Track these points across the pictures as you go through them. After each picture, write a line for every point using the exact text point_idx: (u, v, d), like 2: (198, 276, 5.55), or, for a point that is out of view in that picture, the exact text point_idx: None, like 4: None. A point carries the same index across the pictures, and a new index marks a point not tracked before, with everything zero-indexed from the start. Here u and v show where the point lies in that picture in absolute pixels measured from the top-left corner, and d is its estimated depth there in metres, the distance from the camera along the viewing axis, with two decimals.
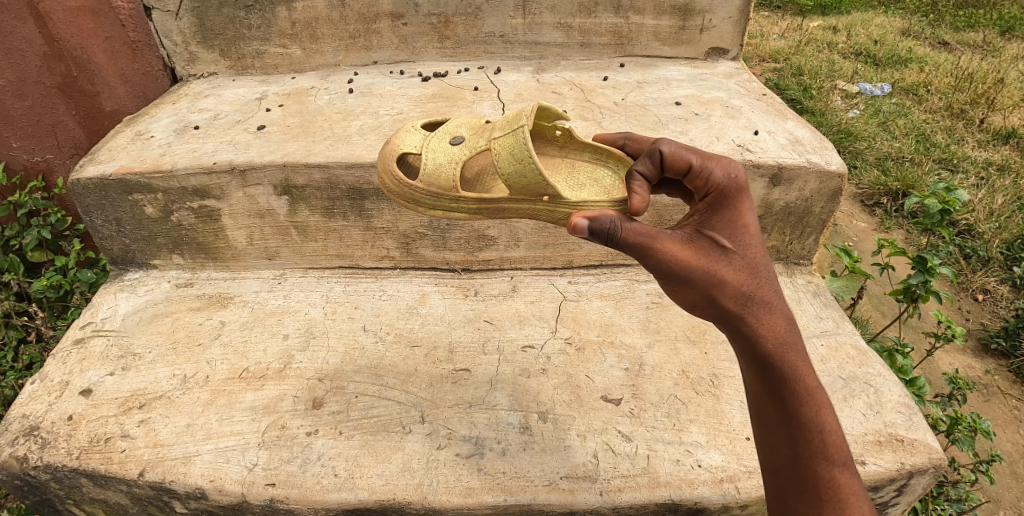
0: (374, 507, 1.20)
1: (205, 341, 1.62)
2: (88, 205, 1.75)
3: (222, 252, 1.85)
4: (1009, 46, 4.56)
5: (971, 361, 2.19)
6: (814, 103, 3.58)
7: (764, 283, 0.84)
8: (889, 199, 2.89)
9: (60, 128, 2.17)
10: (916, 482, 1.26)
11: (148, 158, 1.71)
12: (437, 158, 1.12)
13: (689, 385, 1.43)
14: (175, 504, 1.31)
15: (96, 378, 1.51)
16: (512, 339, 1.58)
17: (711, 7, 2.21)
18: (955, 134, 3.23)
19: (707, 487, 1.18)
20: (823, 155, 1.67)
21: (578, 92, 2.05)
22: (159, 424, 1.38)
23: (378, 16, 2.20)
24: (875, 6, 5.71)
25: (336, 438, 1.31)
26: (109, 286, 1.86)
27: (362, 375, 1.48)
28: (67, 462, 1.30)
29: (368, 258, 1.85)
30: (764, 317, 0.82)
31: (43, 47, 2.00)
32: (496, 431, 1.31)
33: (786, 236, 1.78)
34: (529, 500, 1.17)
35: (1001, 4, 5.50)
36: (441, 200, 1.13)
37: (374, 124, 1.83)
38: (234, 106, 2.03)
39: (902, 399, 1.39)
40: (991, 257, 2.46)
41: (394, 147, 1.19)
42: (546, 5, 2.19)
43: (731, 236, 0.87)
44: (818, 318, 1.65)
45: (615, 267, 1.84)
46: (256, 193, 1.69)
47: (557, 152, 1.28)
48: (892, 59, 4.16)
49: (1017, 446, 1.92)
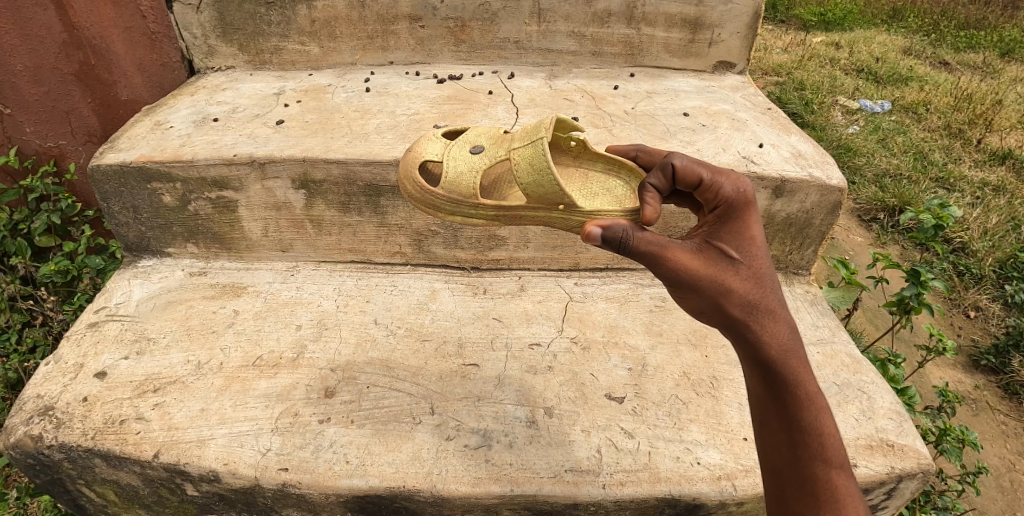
0: (384, 493, 1.24)
1: (219, 329, 1.65)
2: (106, 191, 1.78)
3: (237, 242, 1.89)
4: (1008, 68, 4.66)
5: (961, 376, 2.25)
6: (815, 118, 3.66)
7: (769, 292, 0.89)
8: (886, 215, 2.95)
9: (74, 115, 2.20)
10: (905, 486, 1.31)
11: (169, 148, 1.75)
12: (458, 167, 1.17)
13: (690, 386, 1.48)
14: (187, 486, 1.35)
15: (111, 361, 1.55)
16: (520, 336, 1.63)
17: (721, 22, 2.27)
18: (952, 153, 3.30)
19: (706, 483, 1.23)
20: (825, 170, 1.73)
21: (589, 99, 2.11)
22: (173, 407, 1.41)
23: (396, 17, 2.25)
24: (878, 24, 5.81)
25: (347, 426, 1.35)
26: (123, 271, 1.90)
27: (373, 367, 1.52)
28: (82, 442, 1.33)
29: (380, 254, 1.89)
30: (768, 324, 0.86)
31: (62, 34, 2.03)
32: (504, 424, 1.36)
33: (786, 246, 1.83)
34: (535, 491, 1.22)
35: (1002, 26, 5.60)
36: (460, 207, 1.17)
37: (391, 123, 1.88)
38: (253, 100, 2.07)
39: (893, 407, 1.45)
40: (984, 275, 2.52)
41: (416, 155, 1.23)
42: (560, 14, 2.25)
43: (739, 247, 0.92)
44: (815, 326, 1.70)
45: (620, 271, 1.89)
46: (273, 186, 1.73)
47: (572, 162, 1.33)
48: (893, 77, 4.24)
49: (1003, 459, 1.97)
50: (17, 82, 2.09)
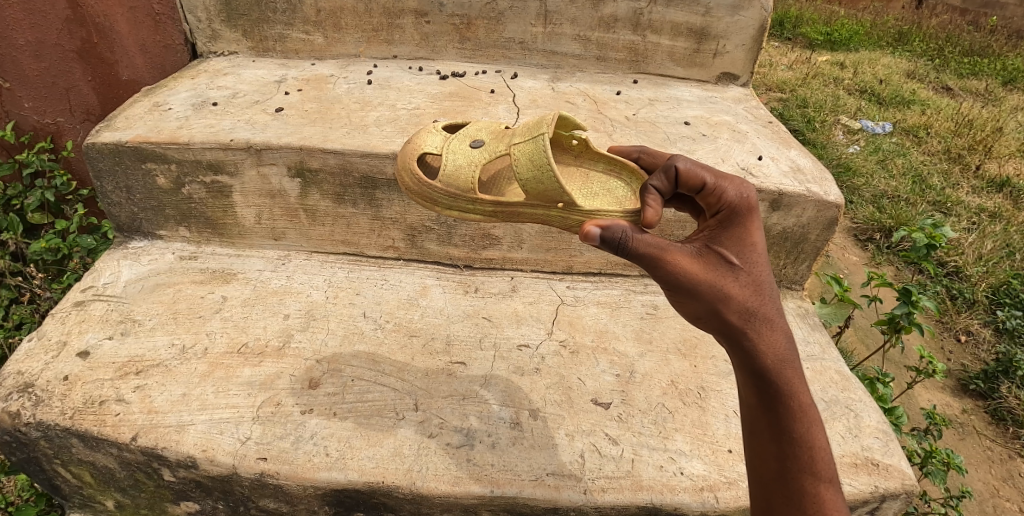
0: (362, 488, 1.23)
1: (206, 314, 1.64)
2: (100, 169, 1.76)
3: (229, 228, 1.87)
4: (1009, 97, 4.69)
5: (949, 399, 2.25)
6: (816, 135, 3.68)
7: (768, 301, 0.88)
8: (882, 235, 2.96)
9: (74, 92, 2.19)
10: (888, 506, 1.31)
11: (165, 129, 1.74)
12: (457, 160, 1.15)
13: (677, 395, 1.47)
14: (164, 471, 1.33)
15: (95, 341, 1.53)
16: (509, 337, 1.62)
17: (726, 33, 2.27)
18: (951, 178, 3.31)
19: (688, 494, 1.22)
20: (822, 186, 1.72)
21: (591, 103, 2.10)
22: (155, 391, 1.39)
23: (403, 12, 2.25)
24: (883, 46, 5.83)
25: (329, 418, 1.34)
26: (112, 252, 1.88)
27: (359, 360, 1.51)
28: (60, 421, 1.31)
29: (374, 247, 1.88)
30: (765, 333, 0.86)
31: (66, 11, 2.02)
32: (488, 424, 1.35)
33: (781, 260, 1.83)
34: (515, 493, 1.21)
35: (1005, 55, 5.64)
36: (457, 201, 1.15)
37: (391, 116, 1.87)
38: (254, 87, 2.06)
39: (880, 426, 1.44)
40: (976, 300, 2.52)
41: (415, 146, 1.22)
42: (567, 16, 2.25)
43: (740, 253, 0.91)
44: (806, 341, 1.70)
45: (613, 277, 1.89)
46: (269, 172, 1.72)
47: (572, 161, 1.33)
48: (896, 99, 4.26)
49: (987, 485, 1.97)
50: (18, 56, 2.08)
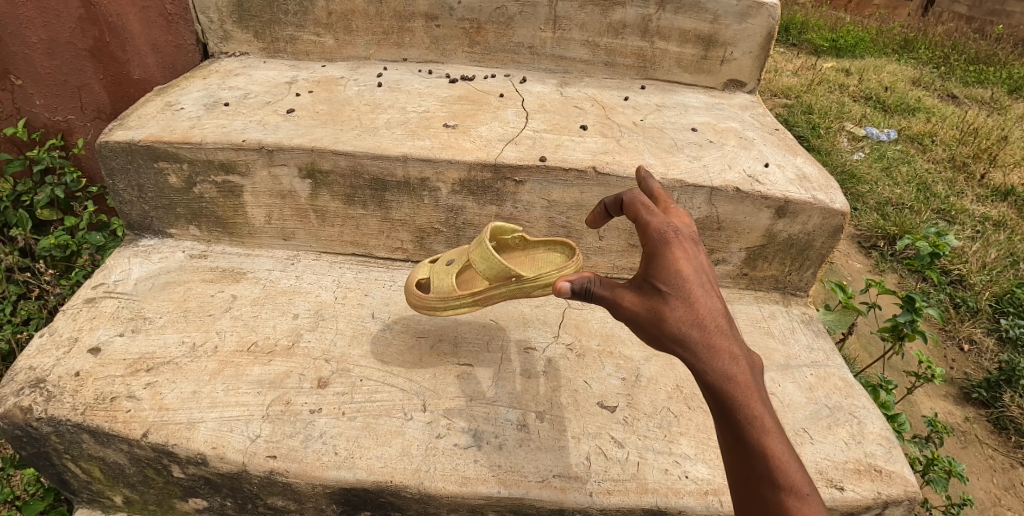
0: (370, 487, 1.24)
1: (217, 313, 1.65)
2: (112, 168, 1.78)
3: (239, 228, 1.89)
4: (1014, 105, 4.69)
5: (951, 407, 2.26)
6: (821, 142, 3.69)
7: (704, 317, 0.92)
8: (885, 242, 2.97)
9: (86, 90, 2.21)
10: (890, 513, 1.32)
11: (177, 129, 1.76)
12: (439, 279, 1.43)
13: (682, 399, 1.49)
14: (174, 468, 1.34)
15: (106, 337, 1.55)
16: (516, 340, 1.63)
17: (734, 40, 2.29)
18: (955, 186, 3.32)
19: (692, 497, 1.24)
20: (828, 193, 1.74)
21: (599, 108, 2.12)
22: (165, 388, 1.41)
23: (413, 15, 2.27)
24: (888, 54, 5.84)
25: (338, 418, 1.35)
26: (123, 249, 1.89)
27: (367, 360, 1.52)
28: (71, 417, 1.33)
29: (382, 248, 1.90)
30: (701, 349, 0.89)
31: (79, 10, 2.04)
32: (495, 425, 1.36)
33: (786, 266, 1.84)
34: (521, 494, 1.22)
35: (1010, 63, 5.64)
36: (447, 303, 1.40)
37: (401, 119, 1.89)
38: (265, 88, 2.08)
39: (883, 433, 1.45)
40: (979, 308, 2.53)
41: (410, 281, 1.48)
42: (576, 22, 2.26)
43: (675, 278, 0.96)
44: (810, 348, 1.71)
45: (620, 281, 1.90)
46: (280, 173, 1.74)
47: (522, 250, 1.56)
48: (901, 107, 4.28)
49: (988, 493, 1.97)
50: (29, 53, 2.10)
